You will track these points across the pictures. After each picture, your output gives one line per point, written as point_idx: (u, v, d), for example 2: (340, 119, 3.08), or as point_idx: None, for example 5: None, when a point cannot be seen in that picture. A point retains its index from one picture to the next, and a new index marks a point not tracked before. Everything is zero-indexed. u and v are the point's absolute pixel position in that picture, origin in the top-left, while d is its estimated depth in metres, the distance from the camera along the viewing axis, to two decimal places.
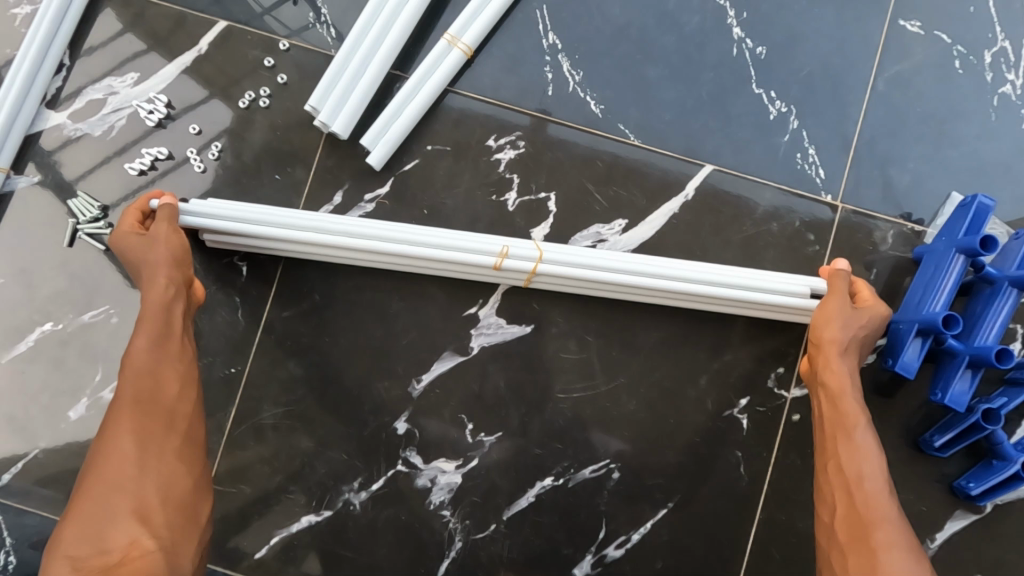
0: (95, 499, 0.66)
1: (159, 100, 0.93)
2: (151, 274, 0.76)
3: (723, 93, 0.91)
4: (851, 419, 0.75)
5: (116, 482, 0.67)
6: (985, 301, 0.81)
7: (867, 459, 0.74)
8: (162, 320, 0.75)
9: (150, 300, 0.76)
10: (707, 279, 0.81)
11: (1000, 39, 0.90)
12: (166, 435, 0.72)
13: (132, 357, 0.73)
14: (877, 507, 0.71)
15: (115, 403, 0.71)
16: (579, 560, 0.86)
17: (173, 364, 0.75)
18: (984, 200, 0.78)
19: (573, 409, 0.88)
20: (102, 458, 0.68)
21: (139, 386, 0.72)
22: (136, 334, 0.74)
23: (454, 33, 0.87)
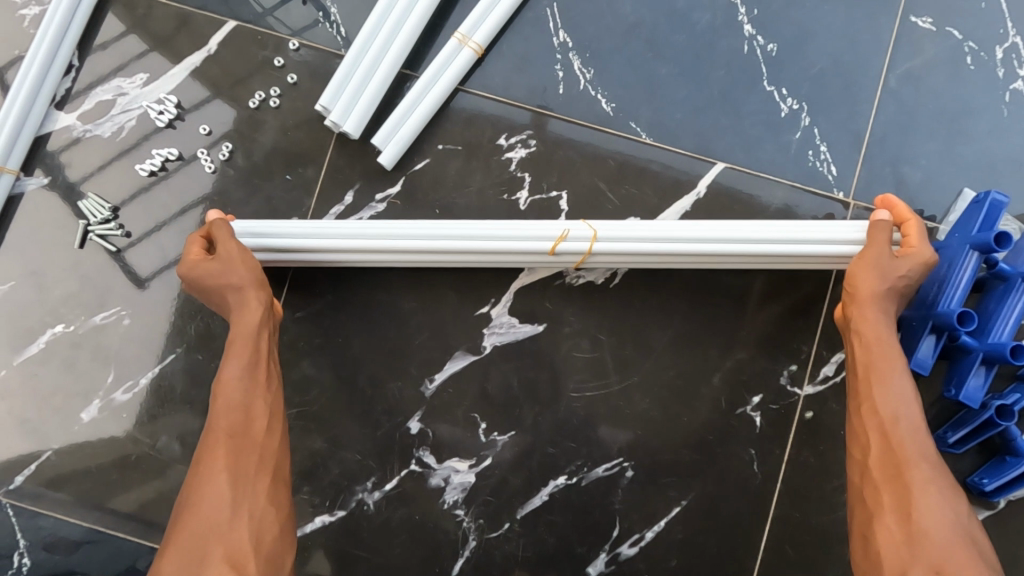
0: (191, 540, 0.64)
1: (169, 101, 0.93)
2: (239, 300, 0.77)
3: (734, 90, 0.91)
4: (886, 362, 0.74)
5: (209, 525, 0.65)
6: (999, 297, 0.81)
7: (901, 396, 0.72)
8: (252, 351, 0.76)
9: (240, 326, 0.77)
10: (737, 238, 0.80)
11: (1011, 35, 0.90)
12: (257, 473, 0.70)
13: (225, 388, 0.73)
14: (910, 446, 0.69)
15: (208, 438, 0.71)
16: (593, 559, 0.87)
17: (264, 398, 0.75)
18: (998, 196, 0.78)
19: (586, 408, 0.88)
20: (200, 497, 0.67)
21: (230, 418, 0.72)
22: (224, 364, 0.75)
23: (465, 32, 0.87)
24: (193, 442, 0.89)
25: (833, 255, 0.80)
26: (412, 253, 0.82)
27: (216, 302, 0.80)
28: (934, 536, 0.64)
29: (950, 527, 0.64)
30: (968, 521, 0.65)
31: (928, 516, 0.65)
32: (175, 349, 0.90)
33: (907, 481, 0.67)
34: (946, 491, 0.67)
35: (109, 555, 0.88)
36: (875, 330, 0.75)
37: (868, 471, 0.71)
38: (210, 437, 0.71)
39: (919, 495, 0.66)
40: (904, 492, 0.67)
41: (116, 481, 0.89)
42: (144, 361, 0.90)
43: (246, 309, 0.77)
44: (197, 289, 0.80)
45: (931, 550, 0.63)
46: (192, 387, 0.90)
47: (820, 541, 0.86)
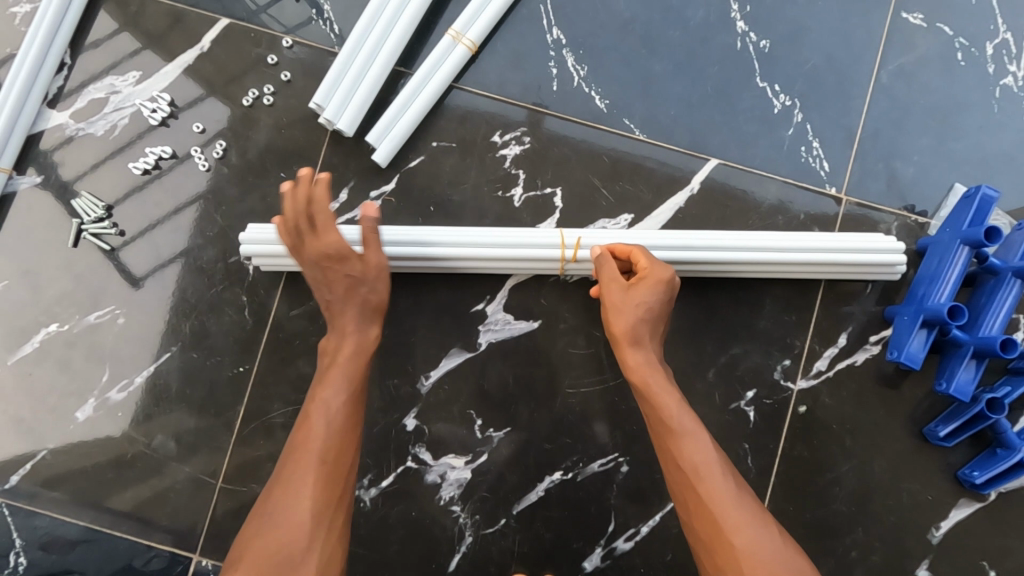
0: (266, 564, 0.60)
1: (162, 99, 0.92)
2: (342, 320, 0.76)
3: (728, 86, 0.91)
4: (666, 408, 0.70)
5: (286, 552, 0.60)
6: (989, 292, 0.82)
7: (695, 440, 0.68)
8: (348, 377, 0.72)
9: (341, 347, 0.74)
10: (714, 245, 0.82)
11: (1002, 31, 0.91)
12: (338, 501, 0.65)
13: (324, 413, 0.69)
14: (711, 490, 0.65)
15: (296, 459, 0.66)
16: (589, 554, 0.87)
17: (352, 430, 0.70)
18: (988, 191, 0.79)
19: (581, 404, 0.88)
20: (279, 514, 0.62)
21: (326, 443, 0.67)
22: (320, 386, 0.71)
23: (459, 29, 0.87)
24: (189, 441, 0.89)
25: (823, 262, 0.83)
26: (415, 259, 0.84)
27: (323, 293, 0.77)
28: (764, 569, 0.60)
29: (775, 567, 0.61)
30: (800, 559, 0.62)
31: (755, 560, 0.61)
32: (170, 348, 0.90)
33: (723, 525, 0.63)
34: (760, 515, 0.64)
35: (106, 554, 0.88)
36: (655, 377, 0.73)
37: (699, 534, 0.65)
38: (300, 458, 0.66)
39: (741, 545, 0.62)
40: (728, 545, 0.62)
41: (113, 480, 0.89)
42: (139, 360, 0.90)
43: (351, 320, 0.76)
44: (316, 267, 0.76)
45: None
46: (187, 386, 0.90)
47: (814, 535, 0.86)
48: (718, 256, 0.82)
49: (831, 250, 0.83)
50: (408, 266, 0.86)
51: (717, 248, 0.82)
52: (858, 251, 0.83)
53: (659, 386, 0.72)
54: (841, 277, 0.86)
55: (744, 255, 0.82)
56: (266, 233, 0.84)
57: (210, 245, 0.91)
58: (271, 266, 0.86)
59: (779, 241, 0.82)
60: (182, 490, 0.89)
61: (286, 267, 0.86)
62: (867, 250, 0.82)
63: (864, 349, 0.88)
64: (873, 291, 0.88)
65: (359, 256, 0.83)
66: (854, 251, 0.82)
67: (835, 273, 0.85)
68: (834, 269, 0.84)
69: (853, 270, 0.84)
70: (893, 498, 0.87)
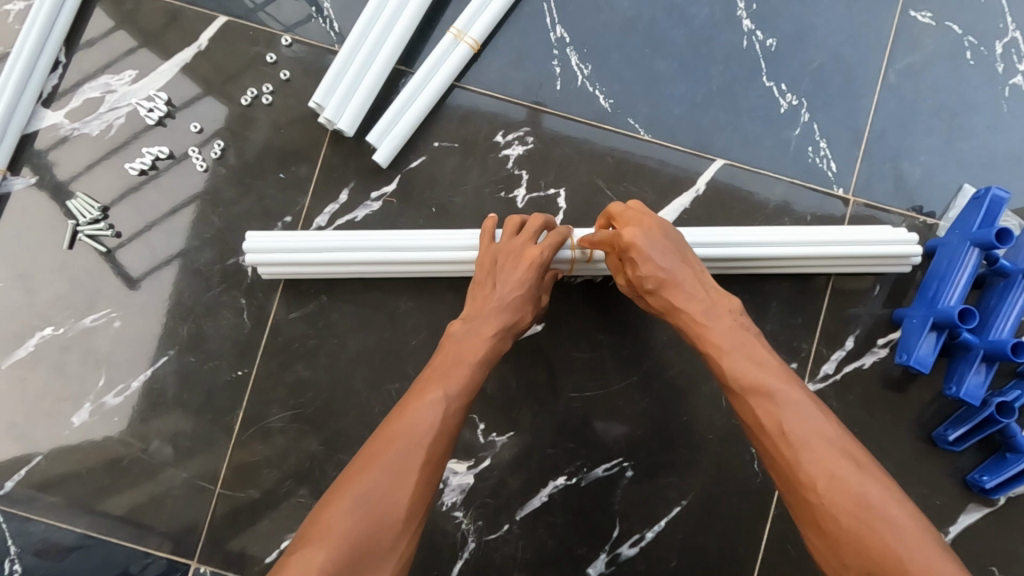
0: (351, 552, 0.56)
1: (158, 98, 0.91)
2: (510, 314, 0.74)
3: (734, 86, 0.90)
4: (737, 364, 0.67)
5: (376, 545, 0.57)
6: (999, 294, 0.81)
7: (774, 397, 0.64)
8: (469, 382, 0.70)
9: (474, 348, 0.72)
10: (719, 246, 0.81)
11: (1011, 30, 0.89)
12: (422, 503, 0.62)
13: (445, 410, 0.66)
14: (801, 449, 0.61)
15: (402, 448, 0.63)
16: (593, 560, 0.86)
17: (455, 437, 0.68)
18: (998, 192, 0.78)
19: (585, 408, 0.87)
20: (371, 498, 0.59)
21: (438, 443, 0.64)
22: (444, 381, 0.69)
23: (461, 27, 0.86)
24: (187, 446, 0.88)
25: (827, 255, 0.81)
26: (417, 263, 0.83)
27: (483, 294, 0.76)
28: (860, 526, 0.56)
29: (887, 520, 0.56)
30: (909, 517, 0.56)
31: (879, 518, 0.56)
32: (168, 351, 0.89)
33: (816, 484, 0.59)
34: (861, 470, 0.59)
35: (102, 560, 0.86)
36: (722, 333, 0.69)
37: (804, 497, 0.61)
38: (409, 448, 0.63)
39: (839, 504, 0.58)
40: (829, 503, 0.58)
41: (109, 486, 0.87)
42: (135, 364, 0.88)
43: (512, 322, 0.75)
44: (487, 267, 0.78)
45: (870, 563, 0.55)
46: (184, 390, 0.88)
47: None
48: (724, 256, 0.81)
49: (848, 242, 0.81)
50: (409, 271, 0.85)
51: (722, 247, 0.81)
52: (863, 243, 0.81)
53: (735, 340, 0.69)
54: (842, 269, 0.85)
55: (750, 255, 0.81)
56: (270, 241, 0.83)
57: (207, 247, 0.90)
58: (274, 273, 0.85)
59: (789, 243, 0.81)
60: (179, 496, 0.87)
61: (288, 275, 0.85)
62: (871, 241, 0.81)
63: (871, 352, 0.87)
64: (880, 293, 0.87)
65: (360, 258, 0.82)
66: (859, 243, 0.81)
67: (846, 265, 0.84)
68: (837, 261, 0.83)
69: (857, 262, 0.83)
70: None
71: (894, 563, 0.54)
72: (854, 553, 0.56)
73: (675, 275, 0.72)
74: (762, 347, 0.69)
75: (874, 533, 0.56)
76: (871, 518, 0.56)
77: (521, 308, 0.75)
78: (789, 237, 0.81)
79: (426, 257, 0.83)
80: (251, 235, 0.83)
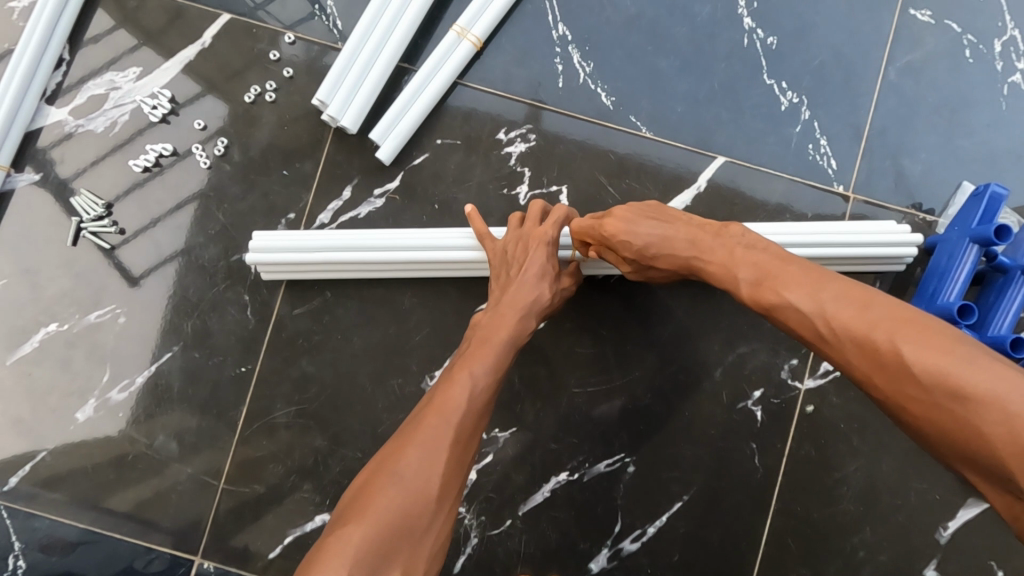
0: (391, 525, 0.56)
1: (163, 95, 0.91)
2: (531, 290, 0.75)
3: (735, 83, 0.91)
4: (762, 279, 0.68)
5: (413, 525, 0.57)
6: (998, 290, 0.81)
7: (799, 306, 0.63)
8: (499, 359, 0.70)
9: (498, 326, 0.72)
10: None
11: (1010, 28, 0.90)
12: (452, 479, 0.62)
13: (474, 386, 0.66)
14: (845, 348, 0.59)
15: (432, 426, 0.63)
16: (595, 555, 0.86)
17: (485, 414, 0.68)
18: (997, 188, 0.78)
19: (587, 404, 0.88)
20: (404, 474, 0.59)
21: (467, 419, 0.64)
22: (470, 361, 0.69)
23: (464, 25, 0.86)
24: (191, 441, 0.88)
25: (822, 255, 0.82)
26: (420, 259, 0.84)
27: (502, 285, 0.77)
28: (935, 411, 0.53)
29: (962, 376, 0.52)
30: (985, 379, 0.50)
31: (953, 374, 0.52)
32: (172, 348, 0.89)
33: (874, 380, 0.57)
34: (918, 340, 0.55)
35: (107, 556, 0.87)
36: (745, 256, 0.70)
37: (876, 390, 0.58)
38: (441, 423, 0.63)
39: (905, 394, 0.55)
40: (899, 397, 0.56)
41: (114, 482, 0.88)
42: (140, 360, 0.89)
43: (533, 300, 0.74)
44: (500, 261, 0.79)
45: (960, 444, 0.52)
46: (188, 386, 0.88)
47: (820, 534, 0.86)
48: None
49: (844, 244, 0.82)
50: (412, 270, 0.86)
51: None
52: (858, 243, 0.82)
53: (755, 259, 0.69)
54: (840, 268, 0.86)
55: None
56: (276, 240, 0.83)
57: (211, 243, 0.90)
58: (276, 274, 0.86)
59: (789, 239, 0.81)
60: (183, 492, 0.87)
61: (292, 275, 0.86)
62: (867, 242, 0.82)
63: None
64: (881, 289, 0.88)
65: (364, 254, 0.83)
66: (854, 243, 0.82)
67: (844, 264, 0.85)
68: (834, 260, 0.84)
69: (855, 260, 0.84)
70: (901, 498, 0.86)
71: (983, 438, 0.50)
72: (943, 438, 0.54)
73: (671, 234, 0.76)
74: (778, 257, 0.68)
75: (948, 415, 0.52)
76: (944, 396, 0.52)
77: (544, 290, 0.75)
78: (789, 234, 0.82)
79: (429, 253, 0.83)
80: (256, 235, 0.84)
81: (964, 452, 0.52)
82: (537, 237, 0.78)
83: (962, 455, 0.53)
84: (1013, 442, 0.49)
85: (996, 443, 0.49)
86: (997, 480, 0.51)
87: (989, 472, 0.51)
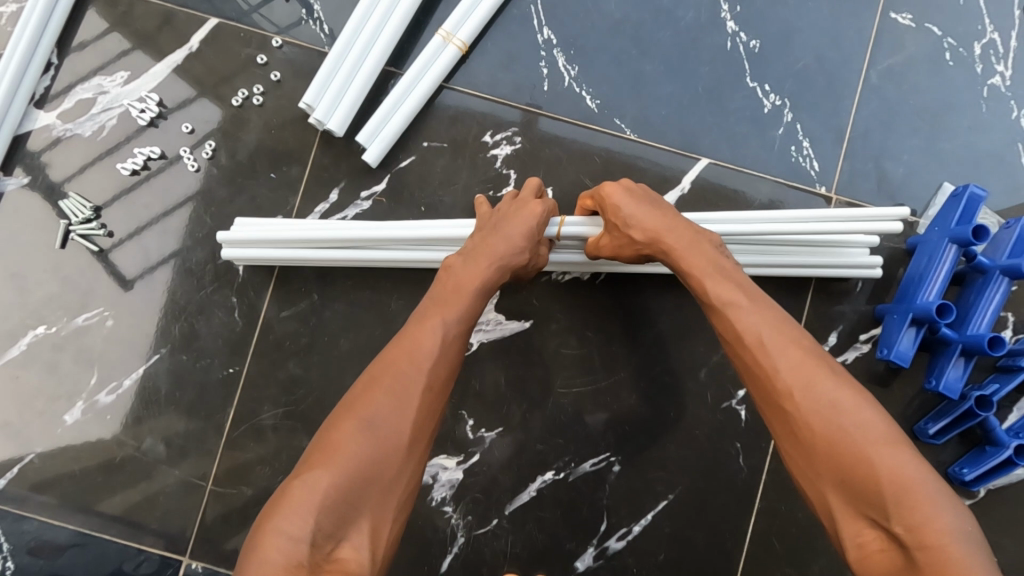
0: (355, 472, 0.57)
1: (151, 99, 0.92)
2: (509, 244, 0.74)
3: (718, 86, 0.91)
4: (709, 283, 0.68)
5: (381, 471, 0.58)
6: (978, 289, 0.82)
7: (746, 315, 0.64)
8: (469, 311, 0.70)
9: (473, 277, 0.72)
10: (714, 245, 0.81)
11: (989, 32, 0.91)
12: (419, 436, 0.61)
13: (446, 338, 0.66)
14: (777, 362, 0.61)
15: (403, 372, 0.63)
16: (581, 554, 0.87)
17: (457, 364, 0.67)
18: (975, 190, 0.79)
19: (573, 404, 0.88)
20: (371, 422, 0.59)
21: (437, 371, 0.64)
22: (442, 309, 0.69)
23: (450, 29, 0.87)
24: (179, 443, 0.88)
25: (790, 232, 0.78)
26: (407, 262, 0.85)
27: (483, 236, 0.76)
28: (836, 433, 0.56)
29: (851, 419, 0.56)
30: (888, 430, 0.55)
31: (851, 412, 0.56)
32: (160, 350, 0.90)
33: (793, 393, 0.59)
34: (836, 381, 0.58)
35: (96, 557, 0.87)
36: (697, 264, 0.70)
37: (777, 403, 0.60)
38: (412, 370, 0.63)
39: (815, 418, 0.57)
40: (800, 413, 0.58)
41: (102, 485, 0.88)
42: (128, 363, 0.89)
43: (511, 253, 0.74)
44: (485, 221, 0.79)
45: (847, 469, 0.55)
46: (177, 388, 0.89)
47: (804, 533, 0.87)
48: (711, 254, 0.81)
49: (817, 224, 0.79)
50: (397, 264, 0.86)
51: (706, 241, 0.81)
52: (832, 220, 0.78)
53: (709, 264, 0.70)
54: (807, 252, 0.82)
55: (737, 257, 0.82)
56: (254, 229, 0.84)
57: (199, 246, 0.91)
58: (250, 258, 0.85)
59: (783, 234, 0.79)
60: (171, 494, 0.88)
61: (262, 264, 0.86)
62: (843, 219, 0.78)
63: (855, 348, 0.89)
64: (863, 290, 0.89)
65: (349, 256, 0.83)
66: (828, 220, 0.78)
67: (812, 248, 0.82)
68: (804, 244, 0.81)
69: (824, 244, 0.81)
70: None
71: (868, 465, 0.54)
72: (831, 461, 0.56)
73: (652, 222, 0.74)
74: (739, 275, 0.69)
75: (850, 446, 0.55)
76: (842, 425, 0.56)
77: (521, 244, 0.75)
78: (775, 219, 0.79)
79: (422, 250, 0.84)
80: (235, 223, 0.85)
81: (843, 476, 0.55)
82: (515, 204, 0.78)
83: (841, 477, 0.56)
84: (898, 477, 0.52)
85: (882, 472, 0.53)
86: (858, 504, 0.54)
87: (858, 497, 0.54)
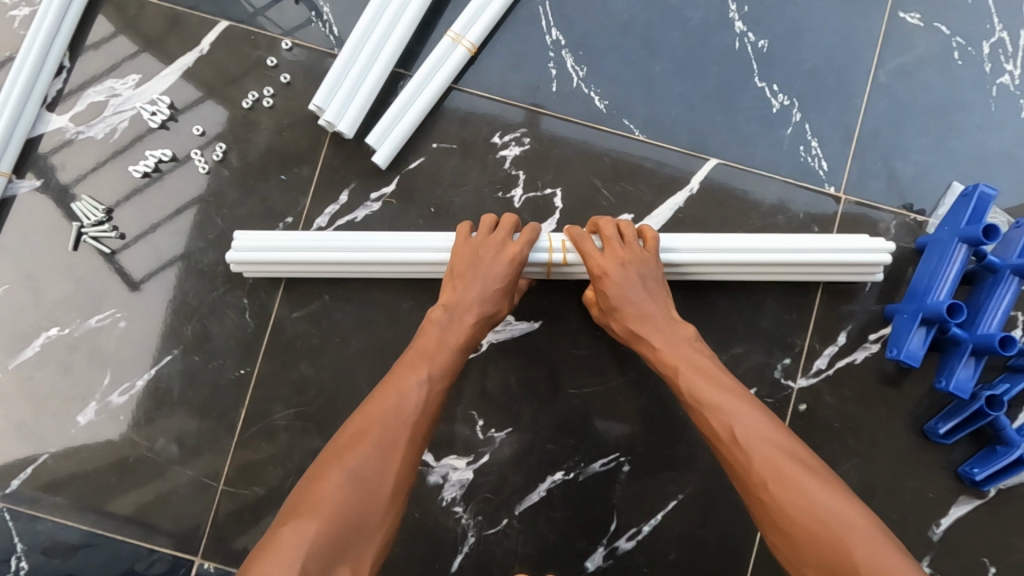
0: (336, 528, 0.57)
1: (162, 102, 0.92)
2: (486, 289, 0.76)
3: (726, 86, 0.92)
4: (697, 373, 0.71)
5: (359, 530, 0.58)
6: (987, 289, 0.82)
7: (737, 409, 0.67)
8: (449, 368, 0.72)
9: (451, 335, 0.74)
10: (722, 247, 0.82)
11: (998, 30, 0.91)
12: (394, 496, 0.62)
13: (426, 396, 0.68)
14: (762, 455, 0.63)
15: (391, 432, 0.64)
16: (591, 553, 0.87)
17: (432, 423, 0.69)
18: (985, 189, 0.79)
19: (583, 404, 0.89)
20: (352, 480, 0.60)
21: (416, 433, 0.66)
22: (427, 363, 0.71)
23: (458, 31, 0.87)
24: (191, 444, 0.89)
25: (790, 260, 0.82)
26: (417, 265, 0.84)
27: (461, 281, 0.77)
28: (820, 529, 0.57)
29: (832, 513, 0.58)
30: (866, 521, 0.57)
31: (835, 507, 0.58)
32: (172, 351, 0.90)
33: (779, 487, 0.61)
34: (816, 477, 0.60)
35: (109, 558, 0.88)
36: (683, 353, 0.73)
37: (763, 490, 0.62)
38: (395, 430, 0.64)
39: (798, 506, 0.59)
40: (783, 501, 0.60)
41: (115, 485, 0.89)
42: (140, 363, 0.90)
43: (486, 302, 0.76)
44: (464, 259, 0.78)
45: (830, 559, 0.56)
46: (189, 389, 0.89)
47: None
48: (719, 259, 0.82)
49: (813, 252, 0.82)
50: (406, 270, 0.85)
51: (711, 252, 0.82)
52: (826, 251, 0.82)
53: (696, 354, 0.73)
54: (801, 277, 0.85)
55: (747, 262, 0.82)
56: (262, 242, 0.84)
57: (211, 248, 0.91)
58: (260, 271, 0.86)
59: (799, 240, 0.83)
60: (184, 494, 0.88)
61: (270, 273, 0.87)
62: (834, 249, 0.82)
63: (864, 347, 0.88)
64: (873, 289, 0.89)
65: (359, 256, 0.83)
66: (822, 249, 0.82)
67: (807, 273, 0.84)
68: (801, 266, 0.83)
69: (819, 267, 0.84)
70: (896, 496, 0.87)
71: (852, 559, 0.54)
72: (816, 551, 0.57)
73: (650, 307, 0.76)
74: (724, 372, 0.72)
75: (836, 537, 0.56)
76: (827, 517, 0.57)
77: (497, 291, 0.77)
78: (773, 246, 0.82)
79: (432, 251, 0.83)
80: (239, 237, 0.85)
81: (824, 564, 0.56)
82: (493, 246, 0.78)
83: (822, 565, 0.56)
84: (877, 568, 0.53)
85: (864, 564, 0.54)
86: None
87: None
